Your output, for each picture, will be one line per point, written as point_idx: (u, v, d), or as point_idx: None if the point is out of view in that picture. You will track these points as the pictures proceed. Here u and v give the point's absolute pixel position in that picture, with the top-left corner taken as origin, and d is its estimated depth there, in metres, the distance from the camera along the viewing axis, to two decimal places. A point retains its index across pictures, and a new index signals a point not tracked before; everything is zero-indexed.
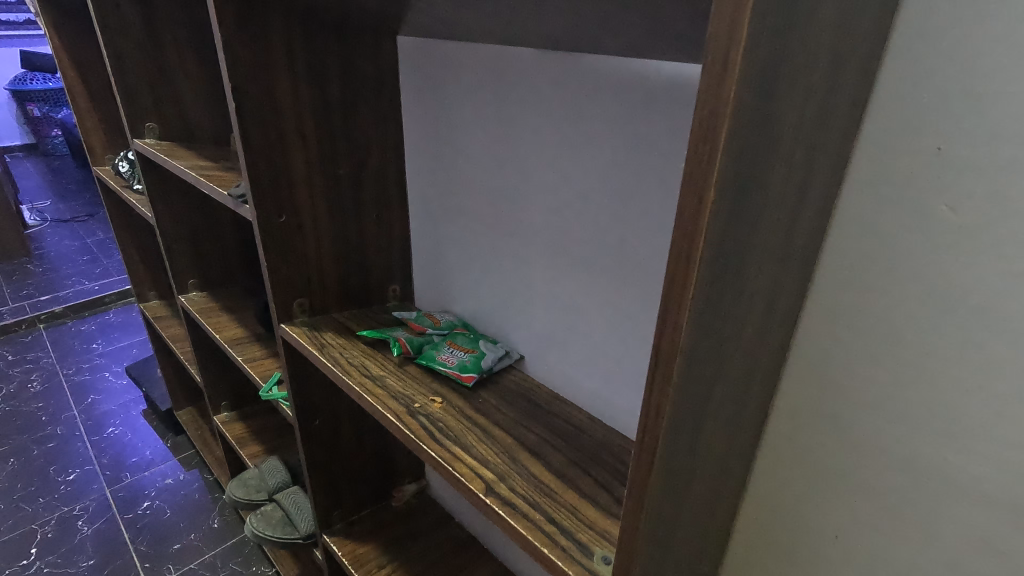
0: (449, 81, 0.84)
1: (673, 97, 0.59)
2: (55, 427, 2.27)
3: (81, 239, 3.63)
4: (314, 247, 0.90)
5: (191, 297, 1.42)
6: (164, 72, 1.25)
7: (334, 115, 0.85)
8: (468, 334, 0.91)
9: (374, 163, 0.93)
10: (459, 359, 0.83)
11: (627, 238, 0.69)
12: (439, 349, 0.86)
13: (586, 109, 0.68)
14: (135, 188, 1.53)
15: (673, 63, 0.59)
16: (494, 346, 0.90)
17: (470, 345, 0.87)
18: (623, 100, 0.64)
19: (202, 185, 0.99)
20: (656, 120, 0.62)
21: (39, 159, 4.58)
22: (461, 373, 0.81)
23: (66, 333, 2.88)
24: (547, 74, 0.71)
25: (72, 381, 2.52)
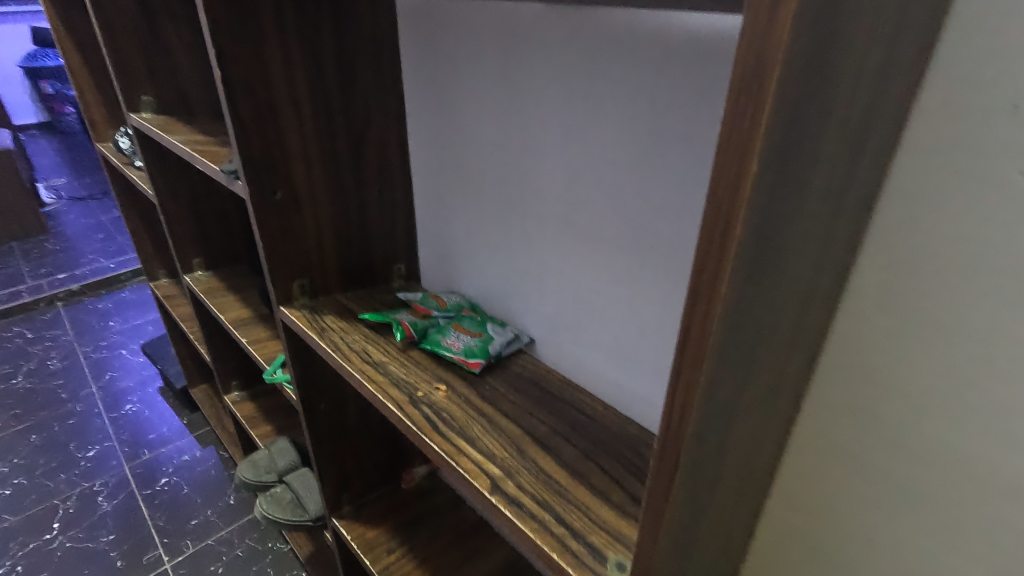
0: (452, 43, 0.78)
1: (699, 55, 0.53)
2: (75, 404, 2.29)
3: (96, 217, 3.64)
4: (313, 225, 0.85)
5: (196, 276, 1.39)
6: (158, 42, 1.19)
7: (329, 83, 0.79)
8: (475, 317, 0.86)
9: (375, 136, 0.87)
10: (465, 343, 0.79)
11: (646, 214, 0.63)
12: (444, 333, 0.81)
13: (601, 71, 0.62)
14: (137, 164, 1.50)
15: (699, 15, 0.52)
16: (504, 329, 0.85)
17: (477, 329, 0.83)
18: (642, 60, 0.57)
19: (196, 162, 0.94)
20: (679, 82, 0.55)
21: (54, 137, 4.57)
22: (467, 359, 0.76)
23: (84, 311, 2.90)
24: (558, 32, 0.64)
25: (90, 359, 2.55)
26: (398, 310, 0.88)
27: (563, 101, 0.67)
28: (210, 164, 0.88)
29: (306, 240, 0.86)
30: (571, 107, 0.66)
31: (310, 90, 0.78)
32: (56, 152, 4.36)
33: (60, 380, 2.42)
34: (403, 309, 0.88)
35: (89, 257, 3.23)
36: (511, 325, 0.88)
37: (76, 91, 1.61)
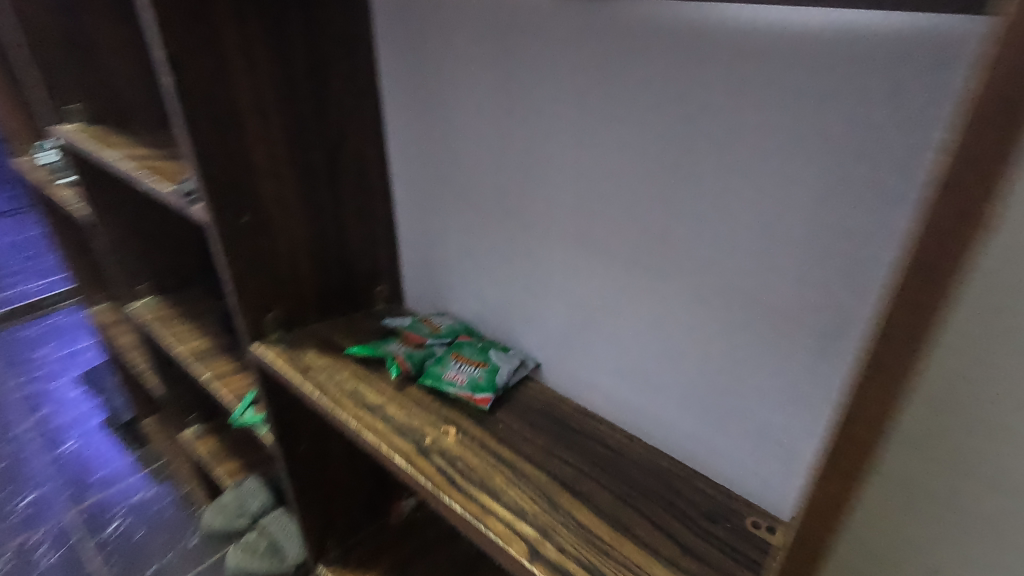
0: (439, 43, 0.69)
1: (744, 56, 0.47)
2: (6, 446, 2.06)
3: (20, 235, 3.32)
4: (286, 251, 0.75)
5: (143, 304, 1.24)
6: (86, 43, 1.05)
7: (300, 90, 0.69)
8: (475, 343, 0.78)
9: (352, 147, 0.78)
10: (470, 377, 0.71)
11: (675, 231, 0.57)
12: (445, 365, 0.73)
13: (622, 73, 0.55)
14: (66, 181, 1.33)
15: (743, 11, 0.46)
16: (508, 355, 0.78)
17: (480, 358, 0.75)
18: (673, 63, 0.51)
19: (141, 181, 0.81)
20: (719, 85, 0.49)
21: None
22: (475, 395, 0.69)
23: (11, 339, 2.63)
24: (570, 31, 0.57)
25: (21, 394, 2.30)
26: (389, 339, 0.79)
27: (576, 106, 0.60)
28: (159, 184, 0.76)
29: (279, 267, 0.76)
30: (588, 111, 0.59)
31: (279, 97, 0.67)
32: None
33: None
34: (393, 338, 0.80)
35: (12, 280, 2.94)
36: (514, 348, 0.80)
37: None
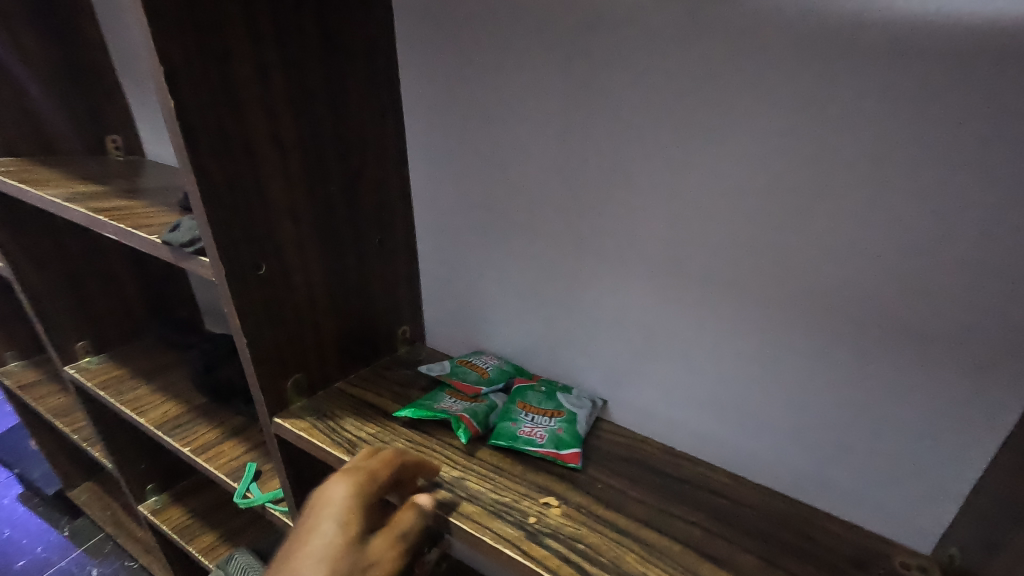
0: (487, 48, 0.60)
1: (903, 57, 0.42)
2: None
3: None
4: (308, 302, 0.62)
5: (83, 365, 1.03)
6: None
7: (321, 110, 0.57)
8: (538, 387, 0.69)
9: (374, 173, 0.66)
10: (550, 432, 0.62)
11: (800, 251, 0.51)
12: (516, 420, 0.63)
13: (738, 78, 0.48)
14: None
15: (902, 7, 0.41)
16: (574, 396, 0.69)
17: (550, 406, 0.66)
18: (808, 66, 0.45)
19: (99, 226, 0.64)
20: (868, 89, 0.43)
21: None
22: (560, 452, 0.60)
23: None
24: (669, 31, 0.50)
25: None
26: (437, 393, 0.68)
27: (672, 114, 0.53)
28: (132, 229, 0.60)
29: (300, 321, 0.62)
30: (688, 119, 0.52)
31: (297, 116, 0.55)
32: None
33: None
34: (441, 390, 0.69)
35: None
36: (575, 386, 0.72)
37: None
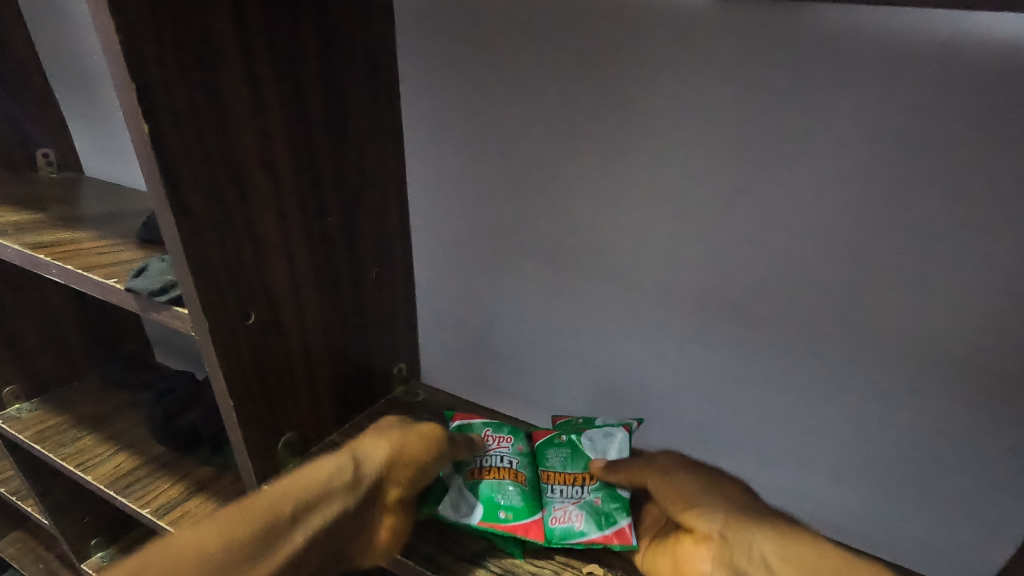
0: (507, 62, 0.55)
1: (957, 78, 0.41)
2: None
3: None
4: (301, 350, 0.54)
5: (12, 415, 0.89)
6: None
7: (317, 132, 0.49)
8: (557, 440, 0.56)
9: (371, 199, 0.58)
10: (587, 509, 0.50)
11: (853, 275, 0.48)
12: (544, 504, 0.52)
13: (789, 101, 0.46)
14: None
15: (970, 27, 0.40)
16: (601, 432, 0.55)
17: (580, 468, 0.53)
18: (866, 85, 0.43)
19: (38, 266, 0.53)
20: (920, 112, 0.42)
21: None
22: (609, 536, 0.49)
23: None
24: (709, 49, 0.47)
25: None
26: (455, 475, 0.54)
27: (711, 136, 0.50)
28: (83, 272, 0.50)
29: (291, 372, 0.53)
30: (735, 140, 0.49)
31: (292, 138, 0.47)
32: None
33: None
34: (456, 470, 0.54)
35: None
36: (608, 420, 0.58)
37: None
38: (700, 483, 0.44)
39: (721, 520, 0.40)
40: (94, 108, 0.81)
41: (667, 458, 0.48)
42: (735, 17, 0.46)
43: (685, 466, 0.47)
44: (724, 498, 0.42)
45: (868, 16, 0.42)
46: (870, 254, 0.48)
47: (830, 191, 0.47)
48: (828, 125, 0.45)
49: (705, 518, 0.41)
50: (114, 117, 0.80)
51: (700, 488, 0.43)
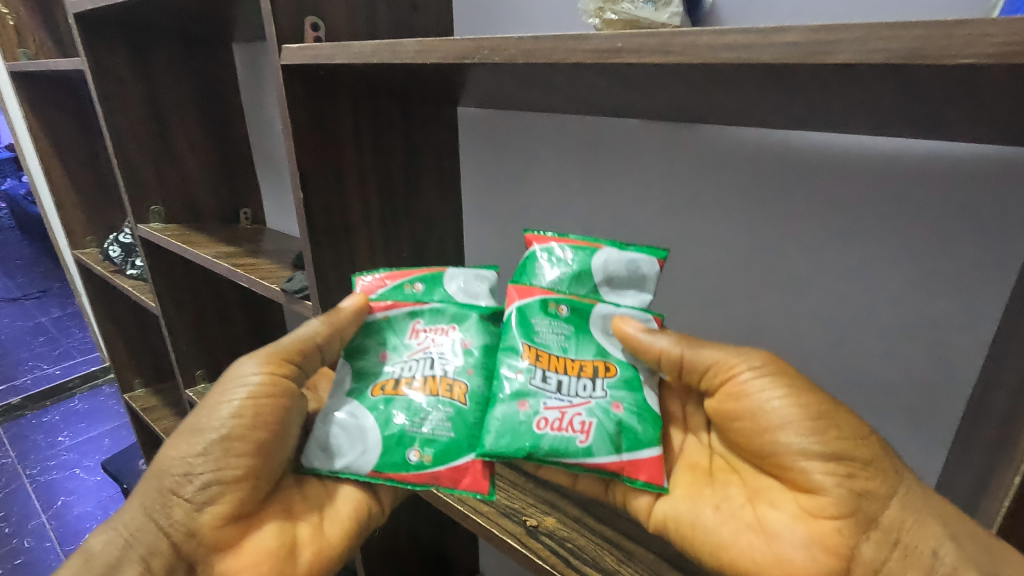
0: (525, 156, 0.78)
1: (813, 170, 0.55)
2: None
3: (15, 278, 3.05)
4: None
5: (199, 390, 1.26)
6: (168, 149, 1.09)
7: (398, 198, 0.77)
8: (557, 312, 0.54)
9: (434, 242, 0.85)
10: (598, 424, 0.50)
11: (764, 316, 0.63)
12: (537, 397, 0.51)
13: (713, 186, 0.62)
14: (129, 273, 1.34)
15: (825, 136, 0.54)
16: (619, 268, 0.56)
17: (589, 356, 0.53)
18: (758, 175, 0.59)
19: (236, 277, 0.87)
20: (795, 193, 0.57)
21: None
22: (621, 460, 0.50)
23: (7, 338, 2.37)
24: (656, 148, 0.65)
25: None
26: (361, 402, 0.55)
27: (662, 209, 0.67)
28: (260, 281, 0.82)
29: None
30: (677, 214, 0.66)
31: (381, 202, 0.74)
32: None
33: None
34: (364, 387, 0.56)
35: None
36: (609, 255, 0.56)
37: (48, 188, 1.44)
38: (821, 425, 0.46)
39: (857, 481, 0.45)
40: (276, 180, 1.20)
41: (746, 362, 0.49)
42: (663, 128, 0.64)
43: (788, 385, 0.48)
44: (845, 431, 0.46)
45: (754, 131, 0.58)
46: (780, 301, 0.62)
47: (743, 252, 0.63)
48: (737, 203, 0.61)
49: (835, 472, 0.45)
50: (288, 186, 1.18)
51: (828, 441, 0.46)
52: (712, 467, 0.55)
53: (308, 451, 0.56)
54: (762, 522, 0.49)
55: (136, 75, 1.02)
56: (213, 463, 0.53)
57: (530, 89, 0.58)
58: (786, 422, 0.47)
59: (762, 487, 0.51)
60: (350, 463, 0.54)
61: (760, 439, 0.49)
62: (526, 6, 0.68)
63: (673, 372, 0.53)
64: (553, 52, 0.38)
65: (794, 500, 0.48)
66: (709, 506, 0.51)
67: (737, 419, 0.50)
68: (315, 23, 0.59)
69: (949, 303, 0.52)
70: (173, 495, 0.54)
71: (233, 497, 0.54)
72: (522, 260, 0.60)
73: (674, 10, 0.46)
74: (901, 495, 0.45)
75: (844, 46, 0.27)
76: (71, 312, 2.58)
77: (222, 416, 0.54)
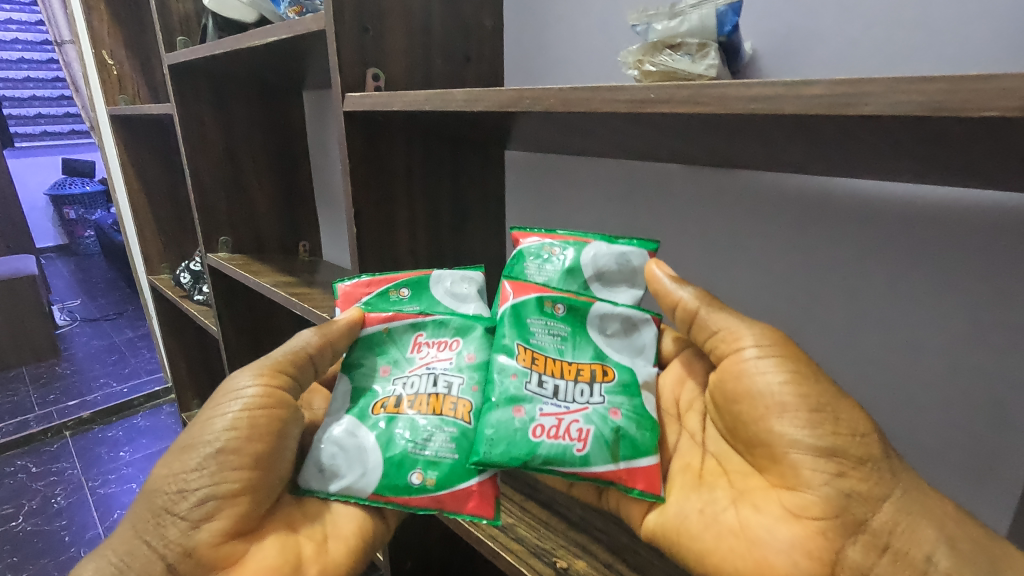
0: (567, 197, 0.80)
1: (855, 217, 0.55)
2: (41, 482, 1.75)
3: (97, 301, 3.30)
4: None
5: None
6: (240, 186, 1.18)
7: (445, 235, 0.80)
8: (552, 313, 0.57)
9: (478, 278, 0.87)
10: (596, 431, 0.50)
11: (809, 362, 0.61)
12: (532, 401, 0.52)
13: (753, 230, 0.62)
14: (196, 298, 1.43)
15: (866, 183, 0.54)
16: (610, 260, 0.60)
17: (585, 360, 0.55)
18: (799, 220, 0.59)
19: (291, 305, 0.92)
20: (837, 239, 0.56)
21: (58, 242, 4.36)
22: (620, 469, 0.50)
23: (85, 357, 2.56)
24: (697, 192, 0.66)
25: (64, 411, 2.09)
26: (362, 421, 0.56)
27: (703, 252, 0.67)
28: (313, 309, 0.86)
29: None
30: (718, 257, 0.66)
31: (429, 238, 0.78)
32: (70, 241, 4.22)
33: (33, 416, 2.08)
34: (367, 405, 0.58)
35: (73, 322, 2.93)
36: (598, 252, 0.61)
37: (131, 219, 1.57)
38: (818, 417, 0.45)
39: (847, 481, 0.43)
40: (334, 216, 1.27)
41: (753, 339, 0.49)
42: (704, 173, 0.65)
43: (792, 369, 0.47)
44: (836, 423, 0.45)
45: (794, 178, 0.58)
46: (822, 346, 0.61)
47: (784, 296, 0.62)
48: (777, 248, 0.61)
49: (825, 468, 0.44)
50: (343, 222, 1.25)
51: (822, 433, 0.44)
52: (703, 469, 0.54)
53: (306, 472, 0.56)
54: (743, 522, 0.47)
55: (217, 119, 1.12)
56: (209, 479, 0.53)
57: (571, 135, 0.61)
58: (783, 407, 0.46)
59: (747, 488, 0.49)
60: (350, 485, 0.55)
61: (754, 426, 0.48)
62: (571, 58, 0.72)
63: (685, 326, 0.53)
64: (589, 102, 0.40)
65: (777, 501, 0.46)
66: (695, 507, 0.51)
67: (736, 401, 0.50)
68: (376, 74, 0.65)
69: (1004, 356, 0.49)
70: (169, 515, 0.53)
71: (231, 512, 0.53)
72: (513, 258, 0.65)
73: (710, 62, 0.47)
74: (895, 497, 0.43)
75: (867, 98, 0.28)
76: (140, 334, 2.75)
77: (217, 429, 0.55)
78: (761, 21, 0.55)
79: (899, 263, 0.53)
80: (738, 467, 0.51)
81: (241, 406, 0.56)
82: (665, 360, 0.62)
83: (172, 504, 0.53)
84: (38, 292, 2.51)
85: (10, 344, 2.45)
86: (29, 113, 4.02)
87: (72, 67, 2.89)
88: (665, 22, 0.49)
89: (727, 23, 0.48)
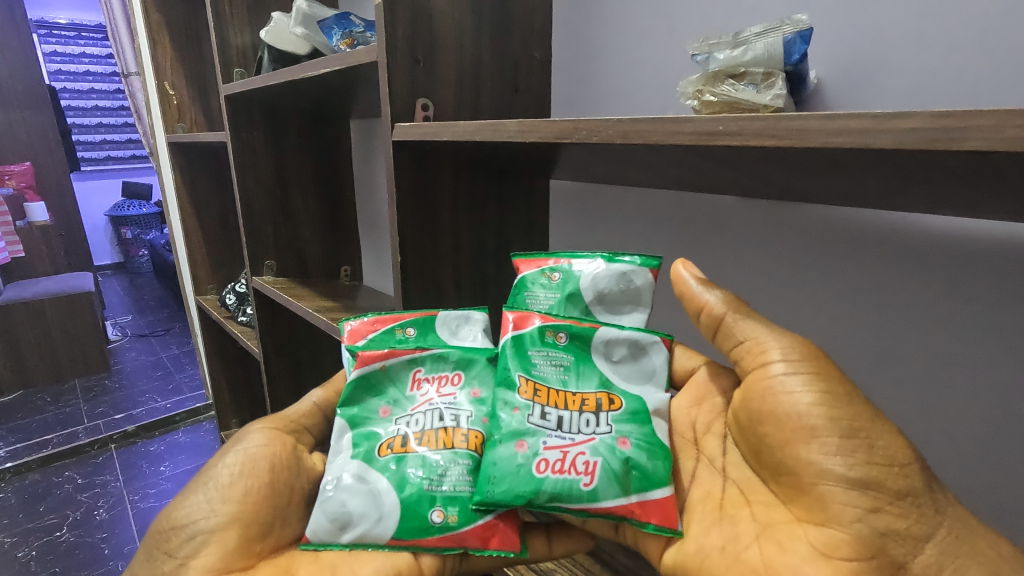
0: (613, 227, 0.78)
1: (930, 255, 0.51)
2: (86, 493, 1.79)
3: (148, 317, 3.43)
4: None
5: None
6: (287, 210, 1.21)
7: (488, 262, 0.79)
8: (553, 342, 0.54)
9: None
10: (603, 464, 0.47)
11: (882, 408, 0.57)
12: (535, 433, 0.49)
13: (814, 264, 0.59)
14: (240, 319, 1.46)
15: (943, 219, 0.50)
16: (611, 278, 0.57)
17: (591, 389, 0.51)
18: (867, 256, 0.55)
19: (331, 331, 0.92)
20: (909, 277, 0.52)
21: (114, 260, 4.56)
22: (636, 508, 0.47)
23: (133, 371, 2.64)
24: (754, 223, 0.63)
25: (112, 424, 2.15)
26: (371, 464, 0.53)
27: (761, 286, 0.64)
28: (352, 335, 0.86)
29: None
30: (776, 292, 0.63)
31: (471, 267, 0.77)
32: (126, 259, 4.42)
33: (83, 427, 2.14)
34: (371, 447, 0.55)
35: (124, 337, 3.05)
36: (598, 275, 0.58)
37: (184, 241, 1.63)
38: (851, 444, 0.40)
39: (882, 518, 0.39)
40: (379, 242, 1.28)
41: (781, 353, 0.45)
42: (762, 205, 0.62)
43: (822, 387, 0.42)
44: (869, 451, 0.40)
45: (865, 213, 0.54)
46: (900, 396, 0.55)
47: (854, 338, 0.57)
48: (842, 286, 0.57)
49: (859, 504, 0.40)
50: (386, 248, 1.26)
51: (855, 463, 0.40)
52: (725, 499, 0.49)
53: (319, 519, 0.53)
54: (768, 561, 0.42)
55: (269, 147, 1.15)
56: (202, 514, 0.54)
57: (623, 167, 0.59)
58: (812, 432, 0.42)
59: (771, 521, 0.45)
60: (365, 533, 0.51)
61: (779, 451, 0.44)
62: (622, 88, 0.70)
63: (709, 333, 0.49)
64: (651, 135, 0.39)
65: (805, 539, 0.41)
66: (716, 543, 0.46)
67: (761, 422, 0.45)
68: (425, 105, 0.65)
69: None
70: (162, 553, 0.53)
71: (219, 546, 0.52)
72: (515, 286, 0.62)
73: (776, 92, 0.45)
74: (938, 539, 0.39)
75: (975, 132, 0.25)
76: (185, 351, 2.83)
77: (218, 469, 0.57)
78: (826, 51, 0.53)
79: (982, 306, 0.49)
80: (763, 498, 0.47)
81: (242, 449, 0.58)
82: (679, 378, 0.57)
83: (166, 541, 0.54)
84: (93, 308, 2.62)
85: (66, 357, 2.55)
86: (95, 139, 4.27)
87: (137, 97, 3.07)
88: (728, 51, 0.48)
89: (795, 51, 0.46)
